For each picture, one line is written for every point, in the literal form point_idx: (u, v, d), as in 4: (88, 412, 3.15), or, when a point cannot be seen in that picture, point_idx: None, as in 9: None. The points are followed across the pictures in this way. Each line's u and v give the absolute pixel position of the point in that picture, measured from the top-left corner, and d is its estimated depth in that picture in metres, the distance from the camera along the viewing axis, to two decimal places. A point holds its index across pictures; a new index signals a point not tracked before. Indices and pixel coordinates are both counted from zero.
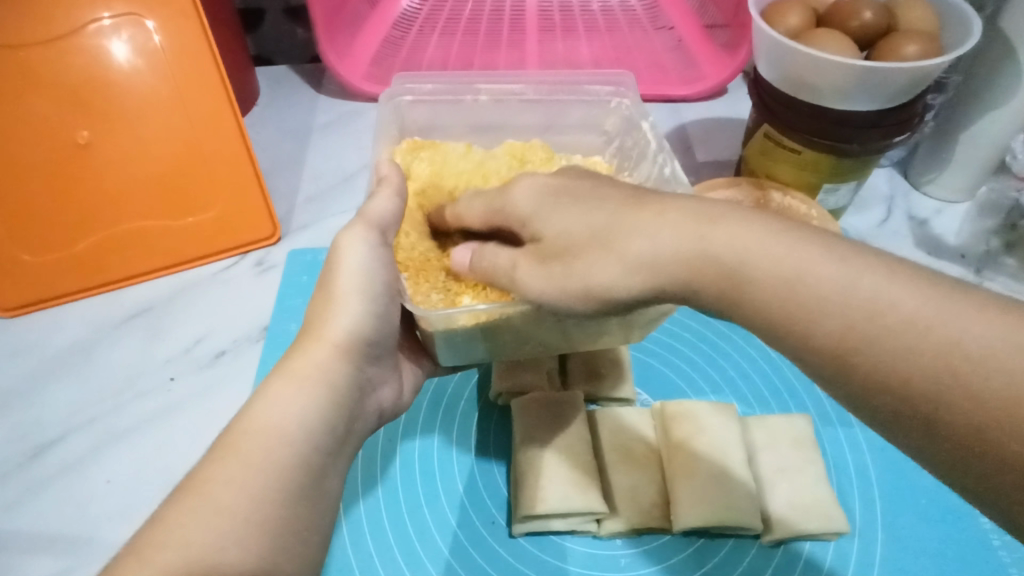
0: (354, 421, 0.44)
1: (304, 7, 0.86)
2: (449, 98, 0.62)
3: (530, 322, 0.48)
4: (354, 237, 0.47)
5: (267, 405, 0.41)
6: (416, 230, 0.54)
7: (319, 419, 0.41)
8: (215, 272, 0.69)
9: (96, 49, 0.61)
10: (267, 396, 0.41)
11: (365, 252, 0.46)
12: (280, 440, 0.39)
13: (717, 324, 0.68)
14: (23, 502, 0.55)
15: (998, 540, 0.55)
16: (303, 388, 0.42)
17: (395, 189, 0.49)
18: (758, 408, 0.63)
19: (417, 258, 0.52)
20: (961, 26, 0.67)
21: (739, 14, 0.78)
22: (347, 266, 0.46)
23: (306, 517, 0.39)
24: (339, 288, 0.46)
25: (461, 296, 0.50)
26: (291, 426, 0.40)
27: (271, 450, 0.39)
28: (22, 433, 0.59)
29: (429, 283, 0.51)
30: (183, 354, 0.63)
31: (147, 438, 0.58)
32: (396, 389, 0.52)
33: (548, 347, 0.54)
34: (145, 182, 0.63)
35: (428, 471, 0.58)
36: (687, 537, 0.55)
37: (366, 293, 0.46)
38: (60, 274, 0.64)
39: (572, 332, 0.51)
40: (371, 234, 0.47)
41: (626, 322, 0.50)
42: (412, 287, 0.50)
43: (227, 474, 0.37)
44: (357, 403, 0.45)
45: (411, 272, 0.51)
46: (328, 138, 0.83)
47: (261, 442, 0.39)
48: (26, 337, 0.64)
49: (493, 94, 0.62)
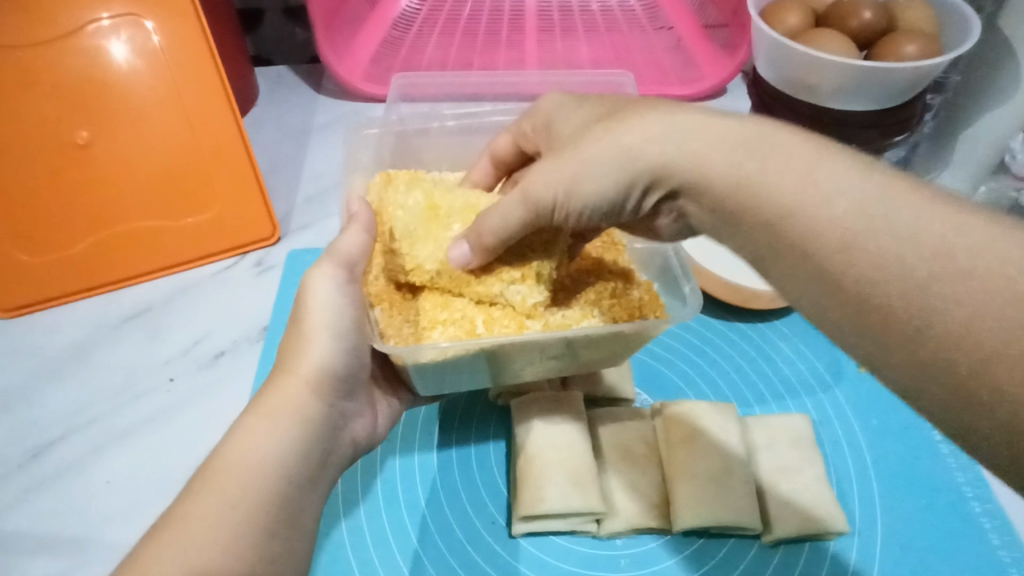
0: (330, 453, 0.45)
1: (304, 8, 0.86)
2: (415, 129, 0.64)
3: (510, 354, 0.48)
4: (322, 274, 0.47)
5: (239, 440, 0.41)
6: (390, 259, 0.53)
7: (290, 450, 0.42)
8: (215, 272, 0.69)
9: (95, 49, 0.60)
10: (241, 431, 0.41)
11: (333, 288, 0.47)
12: (255, 474, 0.39)
13: (715, 324, 0.68)
14: (22, 503, 0.55)
15: (998, 540, 0.55)
16: (277, 427, 0.42)
17: (365, 225, 0.50)
18: (757, 407, 0.63)
19: (390, 291, 0.52)
20: (960, 26, 0.67)
21: (740, 13, 0.78)
22: (318, 301, 0.47)
23: (283, 545, 0.39)
24: (311, 322, 0.46)
25: (429, 330, 0.48)
26: (263, 459, 0.40)
27: (247, 484, 0.39)
28: (23, 433, 0.59)
29: (401, 317, 0.51)
30: (182, 355, 0.64)
31: (147, 438, 0.58)
32: (370, 421, 0.52)
33: (549, 371, 0.54)
34: (143, 182, 0.63)
35: (428, 475, 0.58)
36: (687, 537, 0.55)
37: (336, 330, 0.46)
38: (60, 275, 0.64)
39: (573, 356, 0.51)
40: (339, 272, 0.47)
41: (627, 347, 0.51)
42: (384, 320, 0.50)
43: (205, 507, 0.37)
44: (330, 437, 0.46)
45: (384, 304, 0.51)
46: (328, 139, 0.83)
47: (236, 477, 0.39)
48: (26, 337, 0.64)
49: (458, 120, 0.65)
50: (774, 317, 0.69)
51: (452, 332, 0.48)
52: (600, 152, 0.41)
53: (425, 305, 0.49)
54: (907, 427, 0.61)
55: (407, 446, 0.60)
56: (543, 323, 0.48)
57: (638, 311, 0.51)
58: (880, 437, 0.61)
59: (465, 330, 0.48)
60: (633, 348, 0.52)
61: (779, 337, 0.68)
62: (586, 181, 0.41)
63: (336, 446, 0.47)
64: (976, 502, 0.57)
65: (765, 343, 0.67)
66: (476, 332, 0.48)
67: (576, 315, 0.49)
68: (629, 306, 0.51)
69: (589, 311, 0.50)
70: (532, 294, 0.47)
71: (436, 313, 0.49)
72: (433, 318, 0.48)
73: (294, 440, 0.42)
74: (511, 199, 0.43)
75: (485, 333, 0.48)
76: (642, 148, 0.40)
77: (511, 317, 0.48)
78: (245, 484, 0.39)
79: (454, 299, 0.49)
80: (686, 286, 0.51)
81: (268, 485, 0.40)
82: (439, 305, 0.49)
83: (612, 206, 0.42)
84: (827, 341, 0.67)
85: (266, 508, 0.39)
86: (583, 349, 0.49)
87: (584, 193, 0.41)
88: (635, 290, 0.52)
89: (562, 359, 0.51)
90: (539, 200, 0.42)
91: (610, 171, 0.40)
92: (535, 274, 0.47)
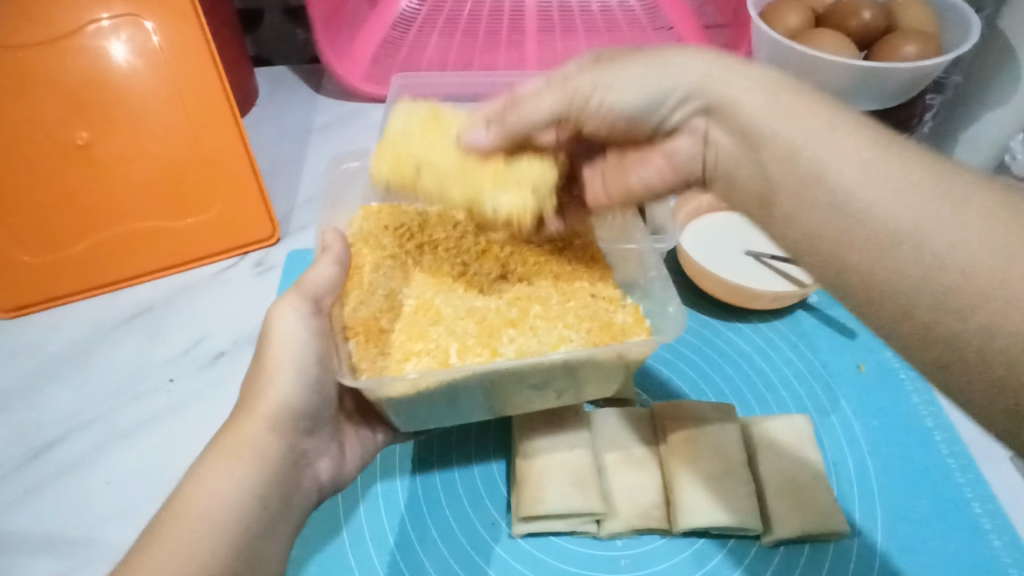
0: (290, 496, 0.46)
1: (303, 8, 0.86)
2: None
3: (487, 383, 0.47)
4: (286, 306, 0.48)
5: (196, 485, 0.41)
6: (369, 291, 0.51)
7: (249, 494, 0.42)
8: (215, 272, 0.69)
9: (96, 50, 0.60)
10: (197, 478, 0.41)
11: (295, 323, 0.48)
12: (211, 526, 0.40)
13: (715, 323, 0.69)
14: (22, 503, 0.55)
15: (998, 540, 0.54)
16: (231, 470, 0.42)
17: (337, 257, 0.52)
18: (758, 408, 0.63)
19: (367, 321, 0.49)
20: (959, 28, 0.67)
21: (740, 13, 0.79)
22: (280, 335, 0.48)
23: None
24: (273, 359, 0.47)
25: (405, 363, 0.47)
26: (219, 508, 0.41)
27: (199, 537, 0.39)
28: (23, 433, 0.59)
29: (376, 348, 0.48)
30: (183, 355, 0.64)
31: (147, 438, 0.58)
32: (336, 461, 0.52)
33: (538, 403, 0.52)
34: (145, 182, 0.63)
35: (428, 479, 0.58)
36: (687, 537, 0.55)
37: (298, 365, 0.47)
38: (62, 275, 0.64)
39: (553, 387, 0.50)
40: (303, 304, 0.49)
41: (610, 374, 0.50)
42: (359, 353, 0.48)
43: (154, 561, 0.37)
44: (291, 479, 0.46)
45: (360, 336, 0.49)
46: (329, 138, 0.83)
47: (187, 530, 0.39)
48: (24, 338, 0.64)
49: None
50: (774, 318, 0.70)
51: (425, 363, 0.47)
52: (642, 61, 0.43)
53: (401, 336, 0.49)
54: (907, 429, 0.61)
55: (409, 459, 0.60)
56: (516, 349, 0.47)
57: (621, 334, 0.49)
58: (881, 436, 0.61)
59: (438, 361, 0.47)
60: (618, 375, 0.51)
61: (779, 337, 0.68)
62: (626, 78, 0.43)
63: (297, 487, 0.47)
64: (976, 502, 0.56)
65: (764, 340, 0.68)
66: (449, 363, 0.47)
67: (553, 340, 0.48)
68: (612, 329, 0.49)
69: (567, 334, 0.48)
70: (522, 201, 0.47)
71: (410, 345, 0.48)
72: (408, 350, 0.48)
73: (247, 483, 0.43)
74: (547, 91, 0.45)
75: (458, 363, 0.47)
76: (679, 63, 0.42)
77: (484, 344, 0.47)
78: (212, 523, 0.40)
79: (429, 329, 0.49)
80: (670, 306, 0.50)
81: (220, 533, 0.40)
82: (415, 336, 0.48)
83: (644, 108, 0.44)
84: (829, 340, 0.68)
85: (220, 558, 0.39)
86: (561, 378, 0.49)
87: (623, 88, 0.43)
88: (619, 312, 0.51)
89: (545, 391, 0.50)
90: (578, 89, 0.44)
91: (648, 77, 0.43)
92: (529, 185, 0.47)
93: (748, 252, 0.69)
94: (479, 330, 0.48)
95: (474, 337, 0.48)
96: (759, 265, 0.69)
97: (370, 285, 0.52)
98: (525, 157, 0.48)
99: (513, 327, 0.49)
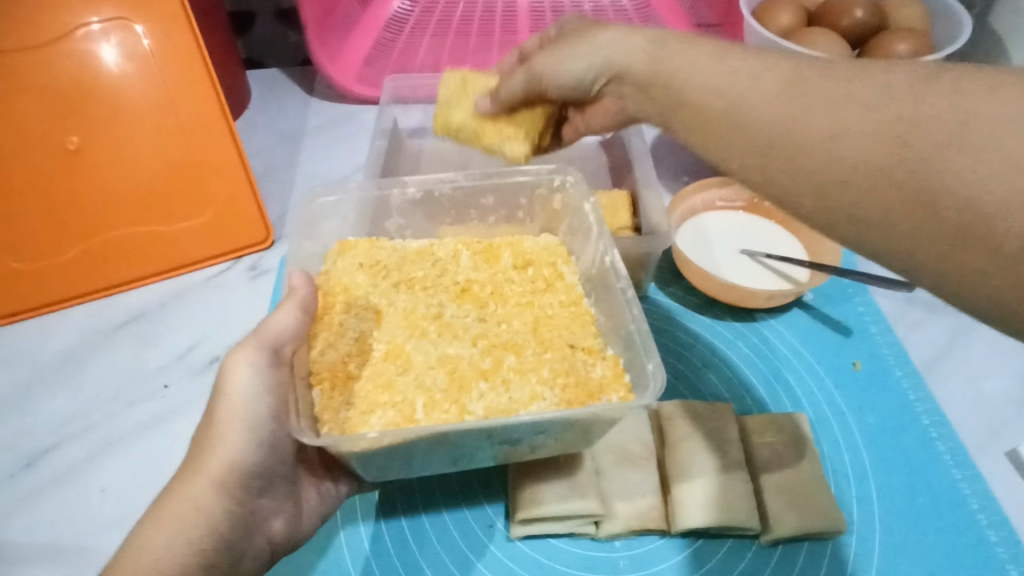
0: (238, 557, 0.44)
1: (294, 10, 0.85)
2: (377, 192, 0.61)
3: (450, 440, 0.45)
4: (240, 359, 0.46)
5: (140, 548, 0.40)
6: (339, 334, 0.51)
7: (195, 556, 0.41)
8: (207, 277, 0.69)
9: (84, 54, 0.60)
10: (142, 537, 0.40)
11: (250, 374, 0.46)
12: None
13: (711, 325, 0.69)
14: (12, 513, 0.54)
15: (995, 536, 0.55)
16: (179, 529, 0.41)
17: (302, 305, 0.49)
18: (755, 408, 0.63)
19: (334, 369, 0.49)
20: (949, 28, 0.68)
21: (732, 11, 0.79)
22: (235, 389, 0.46)
23: None
24: (222, 418, 0.46)
25: (370, 415, 0.46)
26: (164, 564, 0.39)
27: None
28: (14, 442, 0.58)
29: (341, 398, 0.48)
30: (175, 362, 0.63)
31: (139, 446, 0.58)
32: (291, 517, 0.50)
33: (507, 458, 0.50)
34: (135, 187, 0.63)
35: (431, 501, 0.57)
36: (686, 537, 0.55)
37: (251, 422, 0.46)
38: (53, 283, 0.64)
39: (524, 445, 0.48)
40: (259, 355, 0.46)
41: (589, 435, 0.49)
42: (321, 402, 0.47)
43: None
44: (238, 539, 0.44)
45: (326, 383, 0.48)
46: (321, 143, 0.82)
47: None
48: (14, 346, 0.64)
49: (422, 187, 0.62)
50: (772, 317, 0.70)
51: (390, 418, 0.46)
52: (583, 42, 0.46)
53: (369, 385, 0.48)
54: (904, 426, 0.61)
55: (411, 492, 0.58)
56: (484, 409, 0.46)
57: (597, 393, 0.48)
58: (877, 435, 0.61)
59: (404, 416, 0.46)
60: (597, 434, 0.49)
61: (775, 337, 0.68)
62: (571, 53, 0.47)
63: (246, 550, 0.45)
64: (973, 499, 0.57)
65: (759, 341, 0.68)
66: (414, 419, 0.46)
67: (524, 398, 0.47)
68: (588, 388, 0.49)
69: (539, 392, 0.48)
70: (516, 150, 0.56)
71: (376, 396, 0.48)
72: (374, 402, 0.47)
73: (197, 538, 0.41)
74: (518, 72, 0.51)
75: (423, 419, 0.46)
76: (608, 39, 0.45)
77: (452, 402, 0.47)
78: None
79: (397, 380, 0.49)
80: (648, 362, 0.46)
81: None
82: (381, 387, 0.48)
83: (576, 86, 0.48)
84: (825, 339, 0.68)
85: None
86: (533, 432, 0.46)
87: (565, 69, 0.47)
88: (598, 365, 0.51)
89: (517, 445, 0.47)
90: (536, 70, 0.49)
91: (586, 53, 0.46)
92: (521, 137, 0.55)
93: (743, 252, 0.69)
94: (448, 387, 0.48)
95: (441, 392, 0.47)
96: (754, 264, 0.69)
97: (341, 328, 0.52)
98: (527, 116, 0.55)
99: (484, 380, 0.49)
